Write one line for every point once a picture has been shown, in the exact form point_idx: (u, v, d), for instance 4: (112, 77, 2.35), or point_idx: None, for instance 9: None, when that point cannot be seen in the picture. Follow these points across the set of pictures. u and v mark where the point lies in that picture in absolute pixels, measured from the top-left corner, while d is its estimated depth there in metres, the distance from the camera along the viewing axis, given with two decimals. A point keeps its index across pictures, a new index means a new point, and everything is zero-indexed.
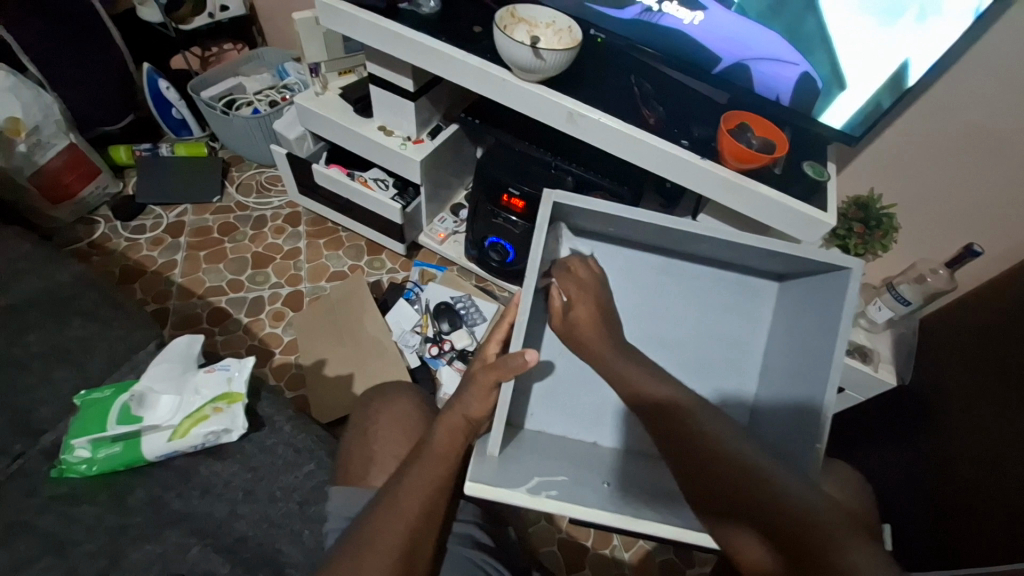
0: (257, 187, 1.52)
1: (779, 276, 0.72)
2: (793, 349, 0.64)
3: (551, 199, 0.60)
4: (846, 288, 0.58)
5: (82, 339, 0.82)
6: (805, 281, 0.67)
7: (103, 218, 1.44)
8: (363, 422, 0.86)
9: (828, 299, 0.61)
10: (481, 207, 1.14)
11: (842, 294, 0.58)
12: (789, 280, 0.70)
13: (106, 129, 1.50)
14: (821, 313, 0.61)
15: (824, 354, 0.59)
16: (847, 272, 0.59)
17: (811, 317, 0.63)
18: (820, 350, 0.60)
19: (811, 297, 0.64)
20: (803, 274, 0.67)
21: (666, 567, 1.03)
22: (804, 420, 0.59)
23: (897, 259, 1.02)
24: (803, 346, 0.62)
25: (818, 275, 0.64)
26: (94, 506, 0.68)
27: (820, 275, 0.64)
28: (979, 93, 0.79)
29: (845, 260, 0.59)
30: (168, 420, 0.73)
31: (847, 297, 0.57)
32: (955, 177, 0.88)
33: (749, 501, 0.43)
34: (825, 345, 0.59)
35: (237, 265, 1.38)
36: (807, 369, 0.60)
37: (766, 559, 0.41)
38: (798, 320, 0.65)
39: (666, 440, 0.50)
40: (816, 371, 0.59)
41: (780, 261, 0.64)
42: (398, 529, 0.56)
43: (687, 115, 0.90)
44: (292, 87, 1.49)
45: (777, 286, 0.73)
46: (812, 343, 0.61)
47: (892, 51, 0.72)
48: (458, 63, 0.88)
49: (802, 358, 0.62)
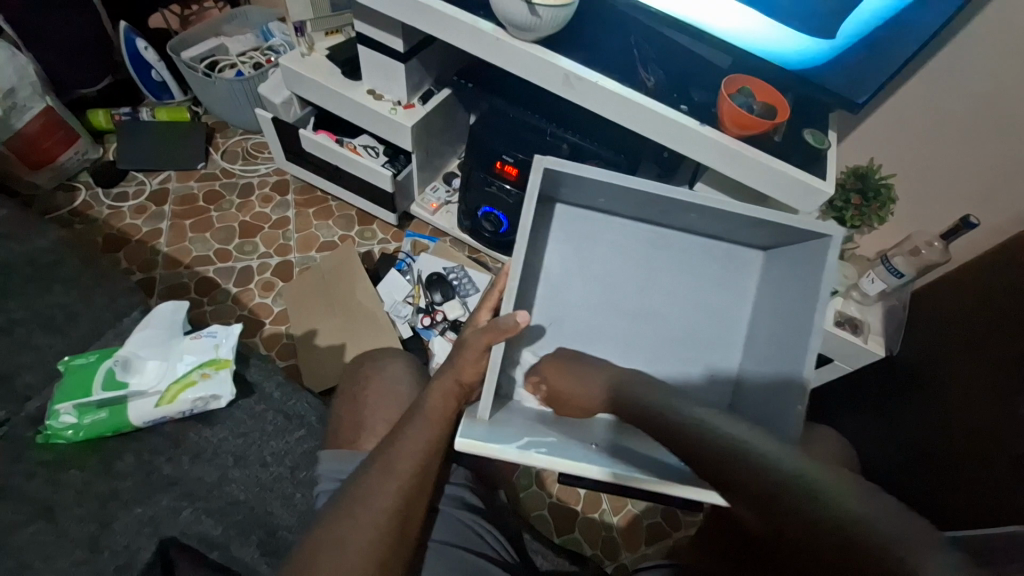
0: (243, 153, 1.48)
1: (765, 246, 0.71)
2: (777, 317, 0.64)
3: (542, 166, 0.58)
4: (825, 255, 0.58)
5: (65, 305, 0.81)
6: (791, 250, 0.66)
7: (84, 185, 1.39)
8: (353, 389, 0.86)
9: (810, 265, 0.61)
10: (474, 176, 1.12)
11: (823, 260, 0.59)
12: (775, 250, 0.70)
13: (84, 92, 1.44)
14: (804, 280, 0.62)
15: (806, 321, 0.59)
16: (826, 240, 0.59)
17: (796, 286, 0.63)
18: (802, 318, 0.60)
19: (796, 267, 0.64)
20: (788, 242, 0.67)
21: (654, 530, 1.05)
22: (783, 387, 0.60)
23: (893, 231, 1.02)
24: (786, 314, 0.63)
25: (802, 245, 0.64)
26: (83, 471, 0.68)
27: (802, 243, 0.64)
28: (986, 62, 0.77)
29: (824, 227, 0.59)
30: (154, 386, 0.72)
31: (827, 266, 0.58)
32: (955, 149, 0.86)
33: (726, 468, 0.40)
34: (807, 313, 0.59)
35: (224, 233, 1.35)
36: (790, 338, 0.61)
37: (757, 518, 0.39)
38: (781, 290, 0.65)
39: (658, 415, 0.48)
40: (797, 339, 0.60)
41: (763, 231, 0.65)
42: (391, 488, 0.56)
43: (686, 79, 0.87)
44: (277, 48, 1.43)
45: (762, 255, 0.72)
46: (796, 313, 0.61)
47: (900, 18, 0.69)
48: (450, 21, 0.84)
49: (785, 326, 0.62)
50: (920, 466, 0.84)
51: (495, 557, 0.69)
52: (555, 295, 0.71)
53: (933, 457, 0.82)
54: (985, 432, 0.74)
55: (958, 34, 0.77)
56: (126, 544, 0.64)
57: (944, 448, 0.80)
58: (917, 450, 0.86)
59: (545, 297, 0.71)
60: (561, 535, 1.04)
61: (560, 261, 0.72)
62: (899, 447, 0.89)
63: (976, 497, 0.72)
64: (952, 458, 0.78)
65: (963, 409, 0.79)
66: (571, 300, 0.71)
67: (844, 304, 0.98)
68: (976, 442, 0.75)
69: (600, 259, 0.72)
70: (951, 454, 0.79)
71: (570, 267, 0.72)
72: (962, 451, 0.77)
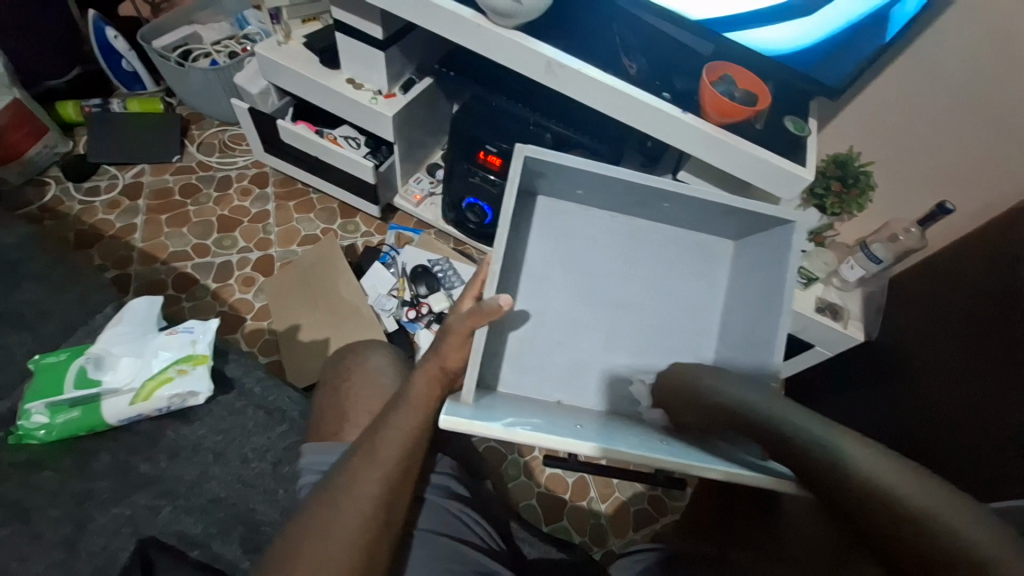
0: (220, 145, 1.44)
1: (735, 236, 0.72)
2: (748, 304, 0.65)
3: (523, 154, 0.57)
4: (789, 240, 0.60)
5: (34, 302, 0.78)
6: (759, 238, 0.67)
7: (54, 179, 1.35)
8: (335, 382, 0.84)
9: (777, 252, 0.62)
10: (458, 166, 1.10)
11: (789, 246, 0.60)
12: (744, 239, 0.71)
13: (51, 83, 1.39)
14: (772, 265, 0.63)
15: (775, 305, 0.60)
16: (789, 226, 0.61)
17: (765, 271, 0.64)
18: (771, 302, 0.61)
19: (765, 254, 0.65)
20: (757, 231, 0.67)
21: (642, 517, 1.06)
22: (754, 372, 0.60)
23: (872, 218, 1.03)
24: (757, 300, 0.64)
25: (768, 233, 0.65)
26: (56, 472, 0.66)
27: (768, 230, 0.65)
28: (962, 51, 0.78)
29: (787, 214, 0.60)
30: (129, 384, 0.70)
31: (792, 251, 0.59)
32: (932, 138, 0.87)
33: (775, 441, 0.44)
34: (776, 298, 0.60)
35: (202, 228, 1.32)
36: (759, 324, 0.62)
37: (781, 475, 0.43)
38: (751, 277, 0.66)
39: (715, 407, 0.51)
40: (765, 325, 0.61)
41: (731, 220, 0.66)
42: (376, 479, 0.55)
43: (668, 67, 0.87)
44: (253, 37, 1.39)
45: (733, 245, 0.73)
46: (765, 298, 0.62)
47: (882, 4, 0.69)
48: (429, 7, 0.83)
49: (756, 313, 0.63)
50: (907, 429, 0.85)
51: (483, 546, 0.69)
52: (537, 284, 0.71)
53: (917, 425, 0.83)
54: (970, 394, 0.75)
55: (936, 20, 0.78)
56: (104, 544, 0.62)
57: (929, 415, 0.81)
58: (904, 415, 0.86)
59: (528, 287, 0.71)
60: (549, 523, 1.04)
61: (540, 253, 0.71)
62: (886, 414, 0.90)
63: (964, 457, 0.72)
64: (939, 423, 0.79)
65: (953, 376, 0.79)
66: (552, 290, 0.71)
67: (825, 290, 0.99)
68: (967, 407, 0.75)
69: (578, 251, 0.71)
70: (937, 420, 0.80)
71: (549, 259, 0.71)
72: (951, 415, 0.77)
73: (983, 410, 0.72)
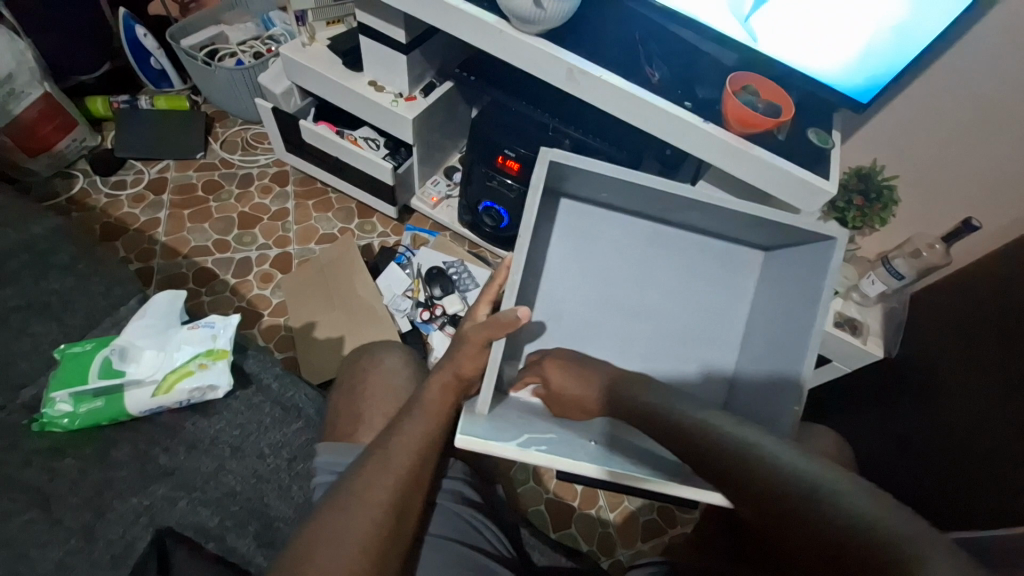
0: (243, 143, 1.47)
1: (765, 247, 0.71)
2: (775, 318, 0.65)
3: (547, 158, 0.57)
4: (829, 258, 0.58)
5: (61, 292, 0.80)
6: (790, 251, 0.67)
7: (82, 173, 1.38)
8: (350, 381, 0.85)
9: (809, 268, 0.62)
10: (476, 170, 1.11)
11: (823, 263, 0.60)
12: (776, 251, 0.70)
13: (81, 78, 1.43)
14: (802, 281, 0.62)
15: (804, 320, 0.60)
16: (830, 243, 0.59)
17: (794, 286, 0.63)
18: (800, 319, 0.60)
19: (796, 269, 0.64)
20: (790, 243, 0.67)
21: (649, 527, 1.06)
22: (778, 387, 0.60)
23: (894, 233, 1.01)
24: (786, 314, 0.63)
25: (803, 247, 0.64)
26: (78, 460, 0.68)
27: (804, 245, 0.64)
28: (994, 65, 0.76)
29: (829, 230, 0.59)
30: (151, 376, 0.72)
31: (830, 268, 0.58)
32: (957, 153, 0.86)
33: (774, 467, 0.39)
34: (805, 315, 0.60)
35: (223, 224, 1.34)
36: (788, 340, 0.61)
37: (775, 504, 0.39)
38: (780, 291, 0.66)
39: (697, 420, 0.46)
40: (795, 339, 0.60)
41: (765, 231, 0.65)
42: (389, 482, 0.55)
43: (691, 75, 0.87)
44: (278, 38, 1.42)
45: (762, 255, 0.72)
46: (795, 314, 0.61)
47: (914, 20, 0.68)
48: (454, 11, 0.83)
49: (783, 327, 0.63)
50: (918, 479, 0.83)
51: (492, 551, 0.69)
52: (556, 289, 0.71)
53: (941, 449, 0.81)
54: (991, 418, 0.73)
55: (966, 34, 0.76)
56: (122, 533, 0.64)
57: (952, 439, 0.79)
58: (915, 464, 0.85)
59: (544, 293, 0.71)
60: (557, 530, 1.04)
61: (559, 258, 0.71)
62: (896, 459, 0.89)
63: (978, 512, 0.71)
64: (952, 474, 0.78)
65: (963, 425, 0.78)
66: (569, 295, 0.71)
67: (843, 304, 0.97)
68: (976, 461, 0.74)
69: (600, 256, 0.71)
70: (962, 446, 0.77)
71: (568, 264, 0.71)
72: (961, 468, 0.76)
73: (1005, 434, 0.70)
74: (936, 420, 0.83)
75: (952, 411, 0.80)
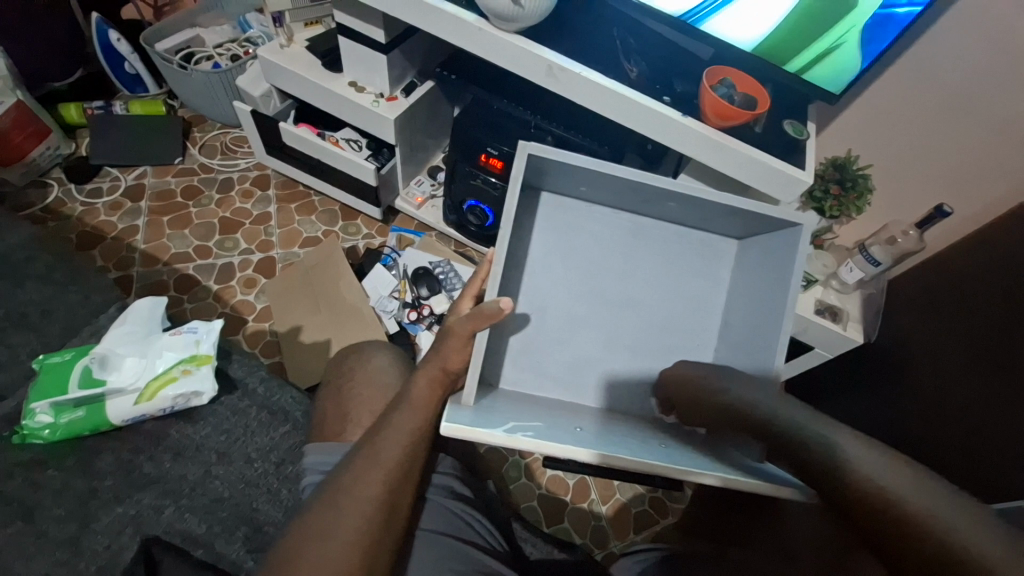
0: (222, 148, 1.45)
1: (739, 235, 0.73)
2: (750, 304, 0.66)
3: (527, 152, 0.58)
4: (796, 243, 0.60)
5: (38, 302, 0.79)
6: (763, 238, 0.68)
7: (56, 181, 1.35)
8: (338, 382, 0.85)
9: (781, 252, 0.63)
10: (459, 168, 1.11)
11: (793, 248, 0.61)
12: (749, 239, 0.71)
13: (53, 85, 1.40)
14: (774, 266, 0.63)
15: (777, 305, 0.61)
16: (798, 229, 0.61)
17: (768, 272, 0.64)
18: (774, 304, 0.61)
19: (766, 255, 0.66)
20: (761, 231, 0.68)
21: (642, 518, 1.07)
22: (756, 370, 0.61)
23: (870, 221, 1.03)
24: (760, 299, 0.64)
25: (772, 234, 0.66)
26: (60, 471, 0.66)
27: (774, 232, 0.65)
28: (960, 55, 0.79)
29: (797, 217, 0.61)
30: (133, 384, 0.71)
31: (798, 254, 0.59)
32: (927, 141, 0.89)
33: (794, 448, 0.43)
34: (779, 299, 0.61)
35: (204, 229, 1.32)
36: (762, 325, 0.62)
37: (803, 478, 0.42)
38: (754, 278, 0.67)
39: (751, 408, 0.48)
40: (769, 323, 0.61)
41: (736, 221, 0.66)
42: (379, 478, 0.55)
43: (669, 69, 0.88)
44: (255, 40, 1.41)
45: (737, 243, 0.73)
46: (767, 300, 0.63)
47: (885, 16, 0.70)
48: (432, 9, 0.84)
49: (759, 312, 0.64)
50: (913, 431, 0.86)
51: (486, 545, 0.70)
52: (541, 282, 0.71)
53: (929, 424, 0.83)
54: (975, 387, 0.76)
55: (933, 24, 0.79)
56: (107, 544, 0.63)
57: (939, 413, 0.82)
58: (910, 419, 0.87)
59: (529, 288, 0.71)
60: (551, 525, 1.05)
61: (543, 253, 0.72)
62: (892, 415, 0.91)
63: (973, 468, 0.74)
64: (946, 430, 0.80)
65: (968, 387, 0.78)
66: (553, 288, 0.71)
67: (823, 292, 0.99)
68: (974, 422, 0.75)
69: (581, 250, 0.72)
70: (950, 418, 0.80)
71: (552, 257, 0.72)
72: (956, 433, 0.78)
73: (992, 401, 0.73)
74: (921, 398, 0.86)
75: (935, 387, 0.83)
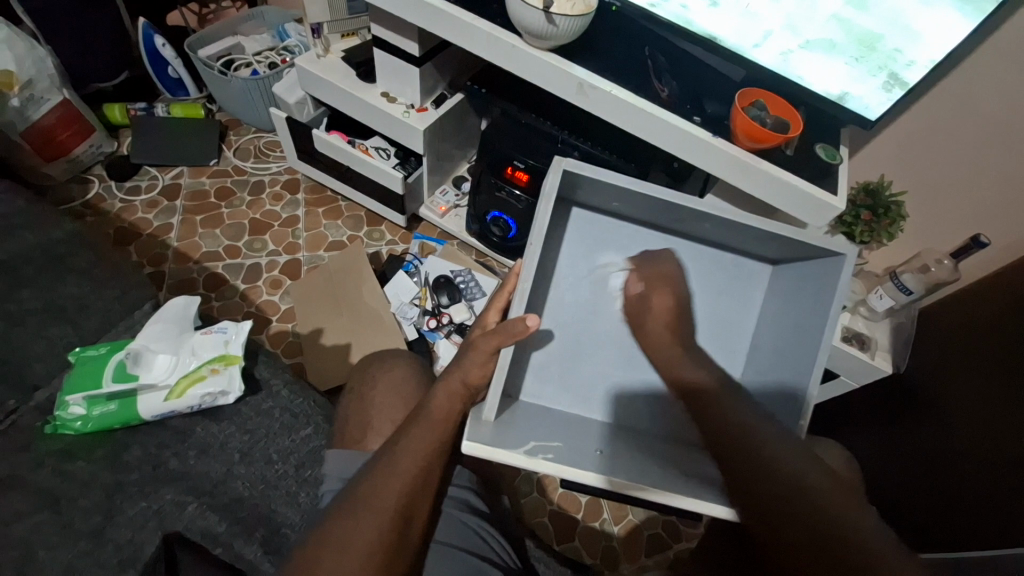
0: (256, 151, 1.49)
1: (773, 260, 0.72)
2: (782, 333, 0.65)
3: (561, 167, 0.58)
4: (839, 274, 0.59)
5: (77, 297, 0.81)
6: (799, 266, 0.67)
7: (97, 178, 1.40)
8: (360, 388, 0.86)
9: (821, 281, 0.62)
10: (484, 180, 1.13)
11: (836, 278, 0.60)
12: (783, 266, 0.70)
13: (100, 86, 1.46)
14: (812, 296, 0.62)
15: (813, 334, 0.60)
16: (840, 258, 0.60)
17: (804, 300, 0.63)
18: (808, 334, 0.60)
19: (802, 283, 0.65)
20: (800, 258, 0.67)
21: (654, 541, 1.05)
22: (786, 402, 0.60)
23: (902, 248, 1.01)
24: (793, 328, 0.63)
25: (812, 262, 0.65)
26: (89, 463, 0.68)
27: (814, 260, 0.64)
28: (1001, 84, 0.77)
29: (839, 246, 0.60)
30: (164, 380, 0.73)
31: (840, 283, 0.58)
32: (961, 170, 0.87)
33: (769, 479, 0.47)
34: (816, 329, 0.60)
35: (235, 230, 1.36)
36: (794, 354, 0.61)
37: (773, 508, 0.46)
38: (788, 307, 0.66)
39: (732, 456, 0.49)
40: (802, 354, 0.60)
41: (774, 245, 0.65)
42: (395, 489, 0.56)
43: (700, 90, 0.88)
44: (292, 49, 1.45)
45: (769, 269, 0.73)
46: (801, 327, 0.62)
47: (920, 53, 0.70)
48: (466, 27, 0.85)
49: (792, 340, 0.63)
50: (909, 491, 0.86)
51: (499, 561, 0.69)
52: (565, 298, 0.71)
53: (930, 459, 0.84)
54: (972, 424, 0.78)
55: (974, 51, 0.77)
56: (130, 537, 0.64)
57: (937, 447, 0.83)
58: (912, 483, 0.86)
59: (553, 305, 0.71)
60: (560, 543, 1.03)
61: (570, 268, 0.72)
62: (888, 456, 0.92)
63: (961, 526, 0.76)
64: (940, 469, 0.82)
65: (954, 440, 0.80)
66: (575, 306, 0.71)
67: (850, 319, 0.97)
68: (976, 480, 0.75)
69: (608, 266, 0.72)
70: (946, 452, 0.81)
71: (578, 272, 0.72)
72: (954, 472, 0.79)
73: (989, 440, 0.74)
74: (922, 433, 0.87)
75: (935, 421, 0.85)
